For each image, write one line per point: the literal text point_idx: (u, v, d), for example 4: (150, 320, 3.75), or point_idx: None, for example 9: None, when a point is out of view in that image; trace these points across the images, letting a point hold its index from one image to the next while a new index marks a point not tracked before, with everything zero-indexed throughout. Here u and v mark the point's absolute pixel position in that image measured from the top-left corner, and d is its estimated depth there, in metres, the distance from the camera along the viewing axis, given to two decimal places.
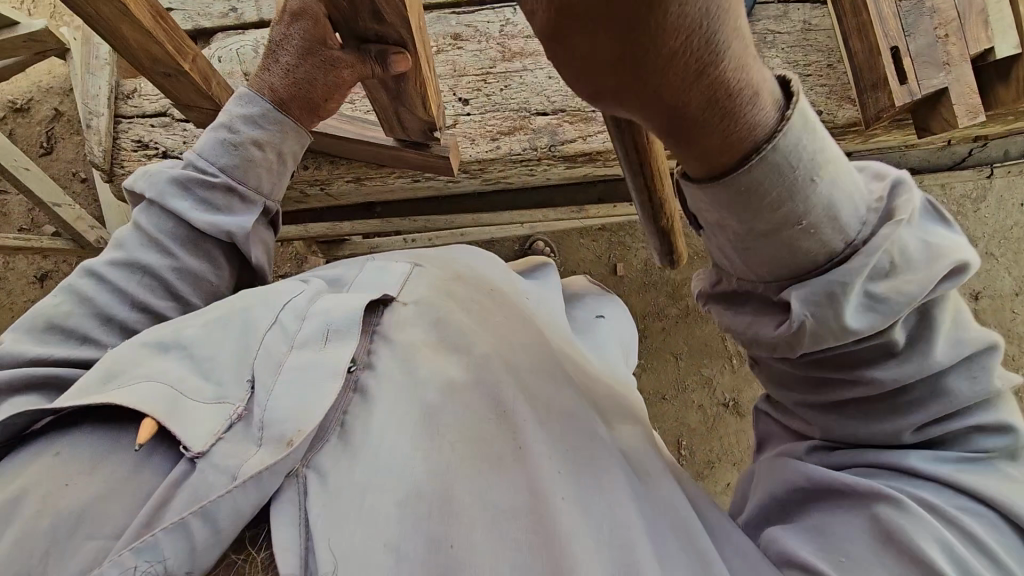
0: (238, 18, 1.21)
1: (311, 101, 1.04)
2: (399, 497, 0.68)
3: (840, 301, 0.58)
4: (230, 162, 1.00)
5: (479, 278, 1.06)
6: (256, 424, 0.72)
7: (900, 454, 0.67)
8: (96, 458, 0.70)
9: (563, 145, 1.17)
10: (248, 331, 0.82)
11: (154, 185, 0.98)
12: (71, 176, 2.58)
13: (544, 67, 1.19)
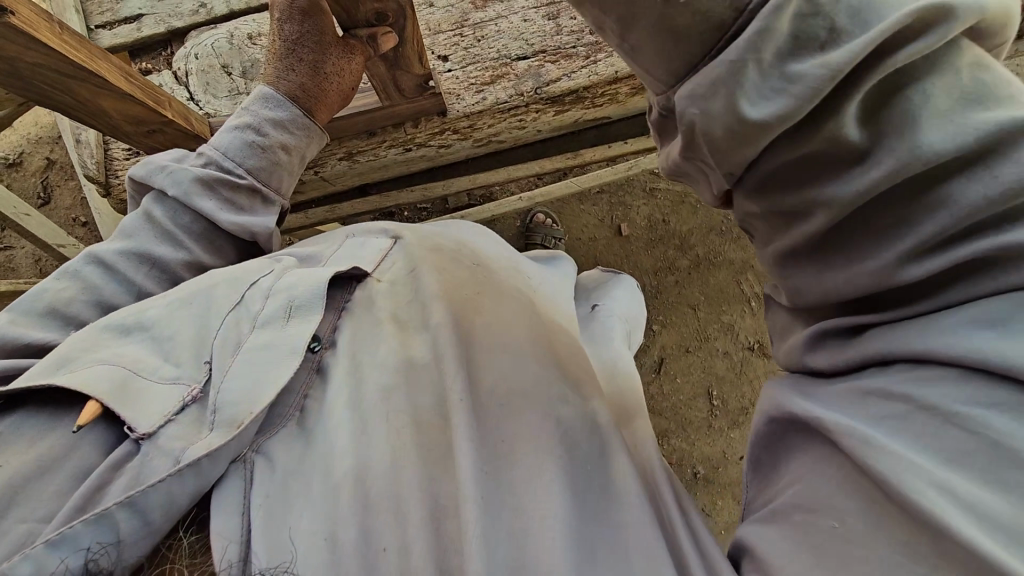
0: (210, 14, 1.21)
1: (341, 95, 1.02)
2: (328, 487, 0.64)
3: (726, 86, 0.47)
4: (254, 163, 0.96)
5: (467, 248, 1.02)
6: (210, 406, 0.67)
7: (916, 333, 0.45)
8: (36, 440, 0.64)
9: (548, 86, 1.15)
10: (209, 311, 0.79)
11: (176, 182, 0.91)
12: (72, 223, 2.60)
13: (517, 12, 1.18)
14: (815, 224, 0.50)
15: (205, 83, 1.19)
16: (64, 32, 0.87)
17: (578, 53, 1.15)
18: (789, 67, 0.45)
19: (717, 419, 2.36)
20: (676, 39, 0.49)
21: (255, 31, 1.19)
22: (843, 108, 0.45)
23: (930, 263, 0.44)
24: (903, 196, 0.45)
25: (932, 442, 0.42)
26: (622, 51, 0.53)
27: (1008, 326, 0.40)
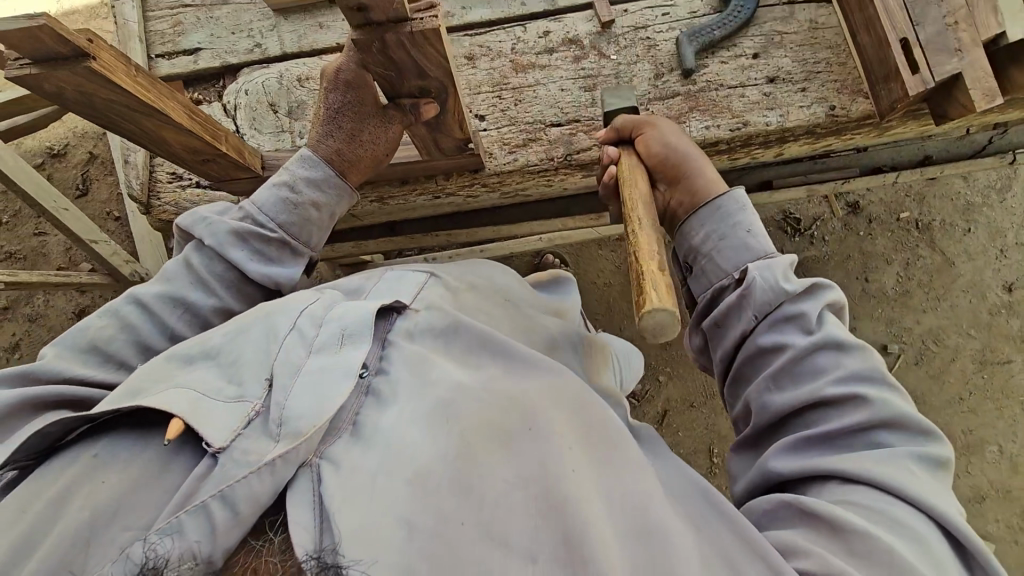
0: (264, 53, 1.26)
1: (374, 159, 1.08)
2: (407, 477, 0.66)
3: (773, 270, 0.87)
4: (288, 219, 1.02)
5: (500, 294, 1.16)
6: (274, 419, 0.70)
7: (862, 455, 0.71)
8: (128, 458, 0.70)
9: (578, 154, 1.20)
10: (268, 336, 0.83)
11: (212, 234, 0.98)
12: (105, 216, 2.68)
13: (556, 80, 1.22)
14: (785, 363, 0.81)
15: (252, 119, 1.25)
16: (138, 74, 0.94)
17: None
18: (786, 282, 0.86)
19: (716, 478, 2.35)
20: (749, 249, 0.92)
21: (305, 74, 1.25)
22: (801, 303, 0.84)
23: (835, 391, 0.75)
24: (818, 357, 0.79)
25: (881, 522, 0.66)
26: (715, 256, 0.94)
27: (896, 453, 0.71)
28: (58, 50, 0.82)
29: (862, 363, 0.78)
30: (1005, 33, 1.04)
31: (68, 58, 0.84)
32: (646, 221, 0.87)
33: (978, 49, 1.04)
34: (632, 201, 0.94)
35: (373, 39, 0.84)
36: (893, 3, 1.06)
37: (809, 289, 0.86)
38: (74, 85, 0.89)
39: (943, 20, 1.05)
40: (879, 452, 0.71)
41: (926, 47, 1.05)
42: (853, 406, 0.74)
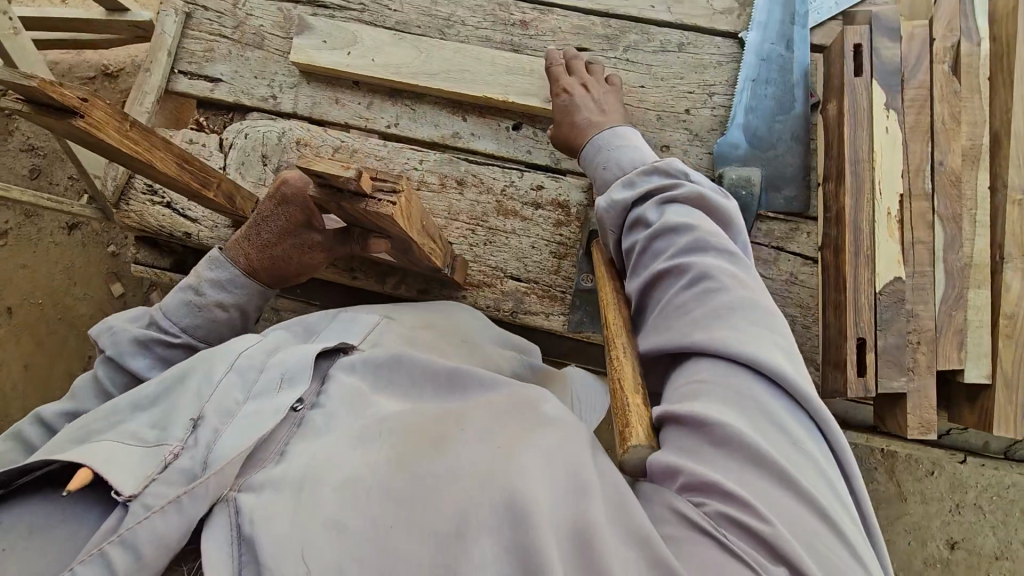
0: (275, 106, 1.28)
1: (287, 270, 1.04)
2: (337, 485, 0.63)
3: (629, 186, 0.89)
4: (189, 321, 0.97)
5: (463, 340, 1.04)
6: (197, 459, 0.68)
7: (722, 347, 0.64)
8: (34, 526, 0.65)
9: (525, 315, 1.19)
10: (205, 376, 0.77)
11: (114, 342, 0.90)
12: None
13: (531, 235, 1.21)
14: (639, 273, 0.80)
15: (240, 163, 1.26)
16: (133, 126, 0.81)
17: (565, 300, 1.19)
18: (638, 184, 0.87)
19: None
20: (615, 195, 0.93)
21: (304, 139, 1.26)
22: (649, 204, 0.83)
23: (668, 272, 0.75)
24: (667, 238, 0.78)
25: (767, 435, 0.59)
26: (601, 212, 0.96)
27: (760, 321, 0.66)
28: (46, 101, 0.70)
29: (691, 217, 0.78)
30: (963, 369, 1.02)
31: (51, 107, 0.71)
32: (625, 338, 0.78)
33: (930, 376, 1.01)
34: (610, 305, 0.85)
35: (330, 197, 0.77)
36: (864, 299, 1.02)
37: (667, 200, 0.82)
38: (60, 125, 0.76)
39: (908, 334, 1.02)
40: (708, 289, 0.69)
41: (879, 355, 1.01)
42: (682, 274, 0.73)
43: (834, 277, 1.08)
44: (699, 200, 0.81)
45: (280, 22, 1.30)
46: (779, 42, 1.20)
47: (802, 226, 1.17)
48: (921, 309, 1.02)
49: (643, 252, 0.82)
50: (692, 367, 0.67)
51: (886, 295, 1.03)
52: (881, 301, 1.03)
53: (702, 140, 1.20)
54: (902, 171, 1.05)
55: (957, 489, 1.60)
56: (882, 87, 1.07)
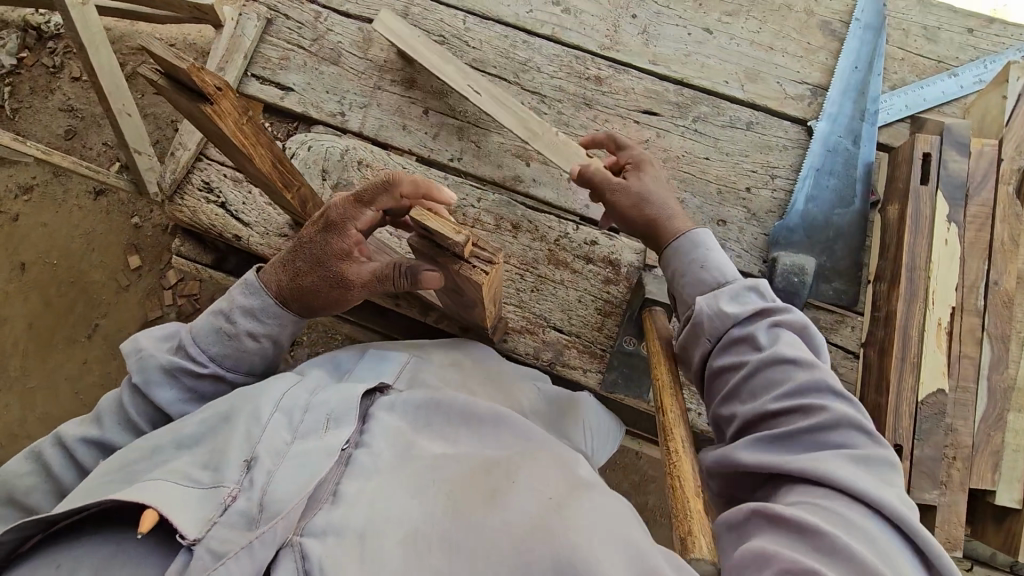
0: (342, 123, 1.29)
1: (315, 304, 0.85)
2: (399, 535, 0.63)
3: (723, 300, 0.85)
4: (219, 351, 0.84)
5: (493, 382, 1.03)
6: (254, 500, 0.67)
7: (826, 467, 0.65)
8: (89, 567, 0.65)
9: (562, 367, 1.19)
10: (252, 412, 0.76)
11: (140, 369, 0.82)
12: (166, 123, 2.67)
13: (578, 289, 1.22)
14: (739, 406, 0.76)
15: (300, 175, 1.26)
16: (249, 121, 0.82)
17: (605, 358, 1.19)
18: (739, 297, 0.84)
19: None
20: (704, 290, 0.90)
21: (366, 160, 1.26)
22: (751, 325, 0.80)
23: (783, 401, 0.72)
24: (783, 368, 0.74)
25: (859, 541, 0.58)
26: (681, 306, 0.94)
27: (864, 457, 0.66)
28: (182, 81, 0.72)
29: (794, 347, 0.76)
30: (994, 490, 1.03)
31: (188, 86, 0.73)
32: (681, 428, 0.79)
33: (961, 493, 1.02)
34: (666, 388, 0.85)
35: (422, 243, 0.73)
36: (906, 407, 1.03)
37: (767, 319, 0.80)
38: (181, 106, 0.78)
39: (945, 447, 1.03)
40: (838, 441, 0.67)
41: (915, 464, 1.01)
42: (804, 414, 0.70)
43: (876, 379, 1.08)
44: (803, 329, 0.80)
45: (358, 41, 1.30)
46: (848, 137, 1.21)
47: (847, 319, 1.17)
48: (960, 425, 1.04)
49: (742, 380, 0.77)
50: (797, 490, 0.65)
51: (928, 406, 1.03)
52: (922, 412, 1.03)
53: (759, 220, 1.21)
54: (957, 286, 1.06)
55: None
56: (947, 200, 1.09)
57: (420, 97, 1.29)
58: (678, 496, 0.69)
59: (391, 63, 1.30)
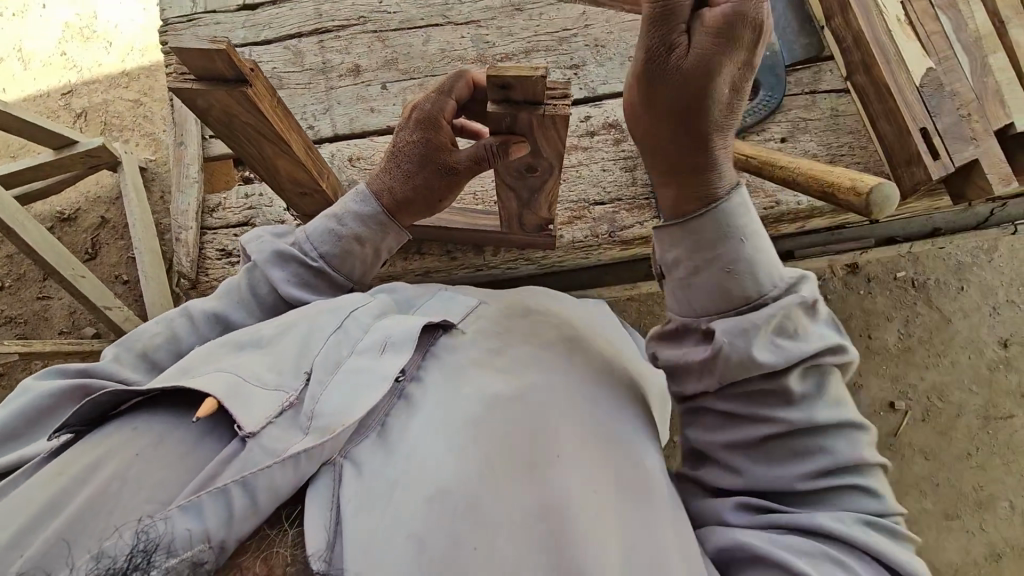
0: (316, 134, 1.32)
1: (425, 204, 0.96)
2: (426, 495, 0.61)
3: (753, 332, 0.67)
4: (326, 239, 0.93)
5: (546, 294, 0.95)
6: (307, 413, 0.66)
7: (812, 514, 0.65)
8: (163, 429, 0.64)
9: (623, 231, 1.24)
10: (314, 335, 0.76)
11: (261, 251, 0.92)
12: (112, 280, 2.32)
13: (598, 161, 1.28)
14: (758, 431, 0.69)
15: None
16: (278, 106, 0.93)
17: (652, 203, 1.25)
18: (792, 329, 0.68)
19: None
20: (727, 293, 0.70)
21: (354, 154, 1.30)
22: (792, 374, 0.67)
23: (782, 412, 0.67)
24: (777, 410, 0.68)
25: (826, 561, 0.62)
26: (668, 287, 0.76)
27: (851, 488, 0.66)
28: (220, 71, 0.81)
29: (816, 386, 0.68)
30: (1013, 122, 1.16)
31: (229, 81, 0.83)
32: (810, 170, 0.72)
33: (990, 138, 1.13)
34: (778, 165, 0.78)
35: (505, 114, 0.81)
36: (913, 99, 1.15)
37: (815, 392, 0.68)
38: (215, 106, 0.87)
39: (958, 110, 1.15)
40: (857, 478, 0.67)
41: (944, 135, 1.13)
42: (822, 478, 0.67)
43: (876, 92, 1.20)
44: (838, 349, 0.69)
45: (292, 59, 1.35)
46: None
47: (824, 67, 1.31)
48: (958, 87, 1.17)
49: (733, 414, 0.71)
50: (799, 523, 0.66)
51: (927, 86, 1.16)
52: (925, 93, 1.15)
53: None
54: None
55: (988, 294, 1.86)
56: None
57: (372, 78, 1.33)
58: (813, 178, 0.70)
59: (330, 63, 1.34)
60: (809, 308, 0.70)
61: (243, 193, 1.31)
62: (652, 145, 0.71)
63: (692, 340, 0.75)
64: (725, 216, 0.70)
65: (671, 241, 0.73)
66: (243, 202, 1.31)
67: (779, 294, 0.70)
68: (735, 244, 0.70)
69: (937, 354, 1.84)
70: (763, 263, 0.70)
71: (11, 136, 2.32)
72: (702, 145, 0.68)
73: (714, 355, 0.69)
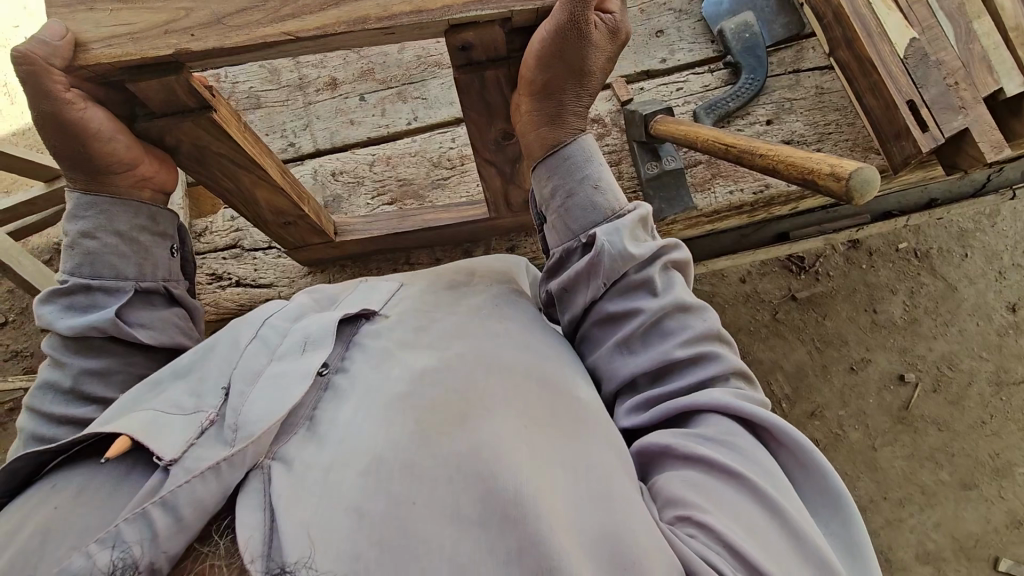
0: (297, 150, 1.31)
1: (86, 164, 0.84)
2: (362, 466, 0.59)
3: (620, 229, 0.79)
4: (75, 266, 0.85)
5: (472, 270, 0.95)
6: (228, 425, 0.64)
7: (705, 394, 0.70)
8: (83, 481, 0.65)
9: None
10: (234, 348, 0.75)
11: (64, 288, 0.84)
12: None
13: None
14: (629, 326, 0.77)
15: None
16: (246, 130, 0.93)
17: (640, 195, 1.24)
18: (638, 232, 0.81)
19: None
20: (592, 208, 0.83)
21: (338, 168, 1.29)
22: (649, 267, 0.79)
23: (646, 303, 0.77)
24: (642, 302, 0.77)
25: (735, 451, 0.65)
26: (551, 216, 0.86)
27: (718, 362, 0.73)
28: (183, 102, 0.81)
29: (665, 284, 0.79)
30: (1002, 88, 1.14)
31: (192, 112, 0.83)
32: (773, 158, 0.73)
33: (980, 105, 1.11)
34: (745, 154, 0.80)
35: (469, 77, 0.84)
36: (897, 69, 1.13)
37: (666, 284, 0.79)
38: (182, 138, 0.87)
39: (945, 80, 1.13)
40: (725, 362, 0.73)
41: (932, 106, 1.11)
42: (692, 360, 0.73)
43: (859, 65, 1.18)
44: (674, 254, 0.83)
45: (268, 77, 1.34)
46: None
47: (805, 44, 1.30)
48: (944, 55, 1.14)
49: (607, 317, 0.80)
50: (707, 420, 0.69)
51: (912, 56, 1.13)
52: (910, 63, 1.13)
53: (687, 12, 1.34)
54: None
55: (992, 259, 1.84)
56: None
57: (350, 89, 1.32)
58: (790, 167, 0.68)
59: (307, 78, 1.34)
60: (645, 222, 0.83)
61: (228, 216, 1.31)
62: (532, 97, 0.84)
63: (564, 263, 0.85)
64: (583, 147, 0.86)
65: (547, 171, 0.86)
66: (230, 224, 1.30)
67: (625, 210, 0.83)
68: (593, 165, 0.85)
69: (943, 324, 1.81)
70: (611, 185, 0.84)
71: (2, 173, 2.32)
72: (567, 94, 0.84)
73: (593, 253, 0.79)
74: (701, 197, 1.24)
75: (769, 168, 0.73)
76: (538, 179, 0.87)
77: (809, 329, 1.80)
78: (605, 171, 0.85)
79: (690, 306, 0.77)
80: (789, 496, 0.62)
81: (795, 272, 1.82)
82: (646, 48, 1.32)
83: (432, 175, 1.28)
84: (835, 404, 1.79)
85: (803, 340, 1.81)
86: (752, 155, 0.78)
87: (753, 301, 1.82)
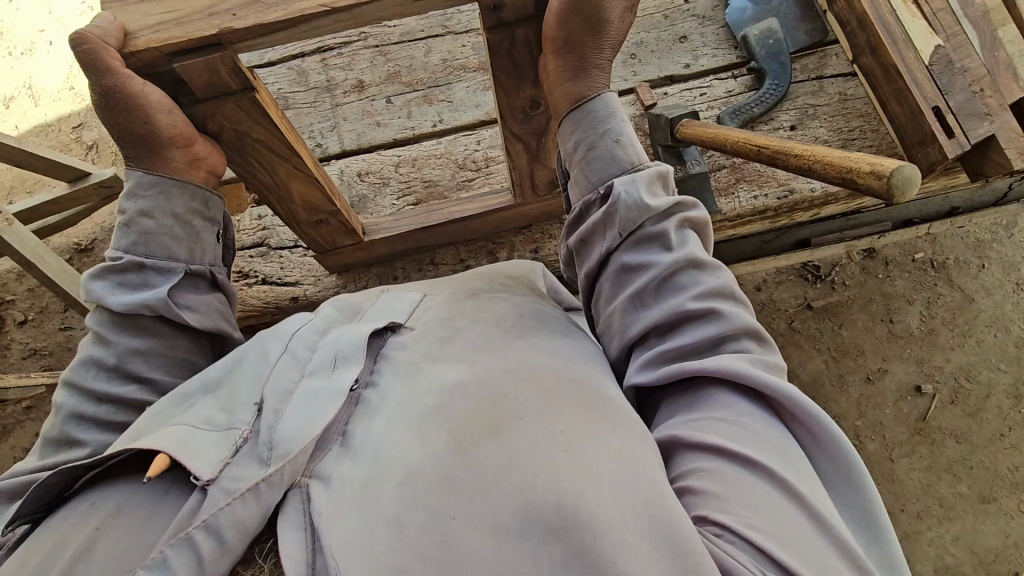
0: (324, 151, 1.33)
1: (143, 143, 0.85)
2: (399, 479, 0.59)
3: (636, 181, 0.83)
4: (130, 244, 0.86)
5: (493, 277, 0.97)
6: (264, 442, 0.64)
7: (718, 359, 0.70)
8: (122, 499, 0.66)
9: None
10: (263, 362, 0.75)
11: (119, 265, 0.85)
12: None
13: None
14: (642, 277, 0.79)
15: None
16: (284, 121, 0.94)
17: None
18: (653, 189, 0.84)
19: None
20: (610, 161, 0.86)
21: (364, 169, 1.31)
22: (665, 220, 0.81)
23: (661, 255, 0.79)
24: (657, 255, 0.80)
25: (750, 440, 0.64)
26: (572, 170, 0.90)
27: (731, 320, 0.72)
28: (224, 83, 0.82)
29: (681, 241, 0.80)
30: None
31: (232, 93, 0.84)
32: (808, 154, 0.73)
33: (1006, 112, 1.11)
34: (778, 152, 0.81)
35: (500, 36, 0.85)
36: (921, 76, 1.14)
37: (681, 240, 0.80)
38: (225, 126, 0.89)
39: (971, 86, 1.13)
40: (737, 320, 0.72)
41: (958, 113, 1.11)
42: (704, 315, 0.73)
43: (884, 71, 1.19)
44: (692, 219, 0.84)
45: (297, 79, 1.37)
46: None
47: (829, 52, 1.30)
48: (969, 62, 1.15)
49: (621, 269, 0.82)
50: (723, 405, 0.68)
51: (937, 63, 1.14)
52: (935, 70, 1.13)
53: (711, 19, 1.35)
54: None
55: (1010, 270, 1.82)
56: None
57: (376, 92, 1.35)
58: (828, 166, 0.68)
59: (335, 81, 1.36)
60: (661, 178, 0.86)
61: (255, 214, 1.33)
62: (557, 54, 0.87)
63: (582, 216, 0.89)
64: (602, 101, 0.88)
65: (573, 125, 0.89)
66: (258, 222, 1.32)
67: (640, 164, 0.86)
68: (614, 120, 0.87)
69: (961, 336, 1.80)
70: (630, 141, 0.87)
71: (27, 173, 2.36)
72: (590, 50, 0.87)
73: (610, 202, 0.83)
74: (724, 202, 1.24)
75: (803, 168, 0.74)
76: (563, 133, 0.91)
77: (825, 339, 1.79)
78: (627, 129, 0.88)
79: (706, 267, 0.78)
80: (812, 486, 0.61)
81: (811, 281, 1.80)
82: (670, 54, 1.33)
83: (457, 177, 1.29)
84: (852, 415, 1.77)
85: (820, 350, 1.80)
86: (784, 155, 0.79)
87: (769, 310, 1.81)
